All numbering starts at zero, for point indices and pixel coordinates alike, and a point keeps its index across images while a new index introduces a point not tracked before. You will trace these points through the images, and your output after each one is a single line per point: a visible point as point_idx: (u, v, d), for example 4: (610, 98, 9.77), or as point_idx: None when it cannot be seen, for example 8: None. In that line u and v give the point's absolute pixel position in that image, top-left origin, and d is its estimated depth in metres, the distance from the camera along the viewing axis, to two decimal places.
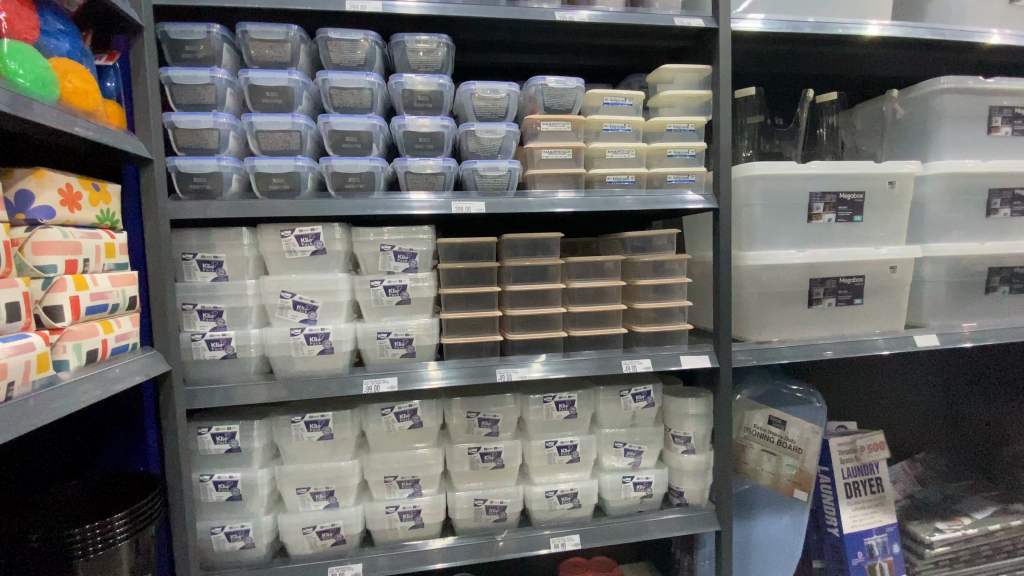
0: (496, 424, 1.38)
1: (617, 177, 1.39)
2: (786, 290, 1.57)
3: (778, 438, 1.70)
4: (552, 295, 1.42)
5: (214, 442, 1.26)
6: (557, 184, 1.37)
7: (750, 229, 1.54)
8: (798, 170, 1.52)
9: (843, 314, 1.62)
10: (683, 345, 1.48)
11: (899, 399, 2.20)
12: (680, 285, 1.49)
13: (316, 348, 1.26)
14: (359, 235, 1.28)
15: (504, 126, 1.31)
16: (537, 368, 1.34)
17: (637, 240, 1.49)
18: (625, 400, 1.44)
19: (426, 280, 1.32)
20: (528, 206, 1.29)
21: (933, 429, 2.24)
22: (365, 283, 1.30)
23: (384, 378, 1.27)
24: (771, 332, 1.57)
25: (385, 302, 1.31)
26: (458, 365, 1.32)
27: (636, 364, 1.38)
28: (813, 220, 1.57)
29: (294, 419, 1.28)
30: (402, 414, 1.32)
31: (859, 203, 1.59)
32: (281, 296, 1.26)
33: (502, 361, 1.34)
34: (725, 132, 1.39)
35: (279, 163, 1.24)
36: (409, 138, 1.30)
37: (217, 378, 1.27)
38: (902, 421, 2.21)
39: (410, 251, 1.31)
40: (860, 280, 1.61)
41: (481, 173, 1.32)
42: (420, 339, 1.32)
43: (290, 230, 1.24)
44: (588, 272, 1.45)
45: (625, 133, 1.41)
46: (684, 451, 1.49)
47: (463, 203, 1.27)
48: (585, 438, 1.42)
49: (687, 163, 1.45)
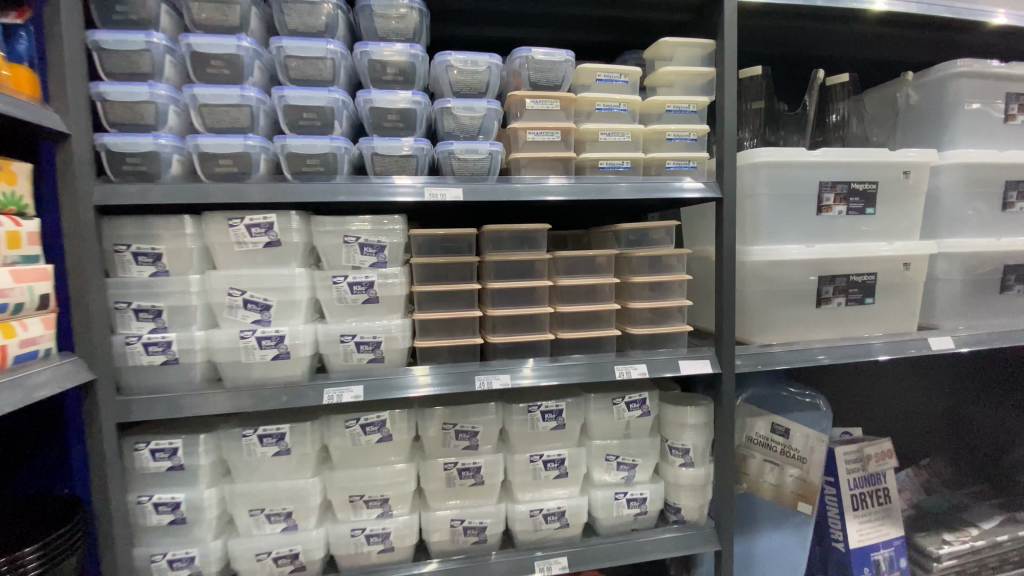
0: (475, 436, 1.23)
1: (611, 162, 1.25)
2: (793, 288, 1.44)
3: (781, 447, 1.60)
4: (538, 294, 1.28)
5: (153, 459, 1.11)
6: (545, 170, 1.23)
7: (756, 221, 1.41)
8: (807, 158, 1.39)
9: (854, 314, 1.49)
10: (681, 348, 1.34)
11: (903, 403, 2.09)
12: (678, 283, 1.35)
13: (270, 353, 1.11)
14: (319, 225, 1.13)
15: (483, 103, 1.16)
16: (524, 377, 1.20)
17: (633, 232, 1.35)
18: (619, 408, 1.31)
19: (398, 276, 1.17)
20: (510, 194, 1.15)
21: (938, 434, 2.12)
22: (327, 279, 1.14)
23: (347, 387, 1.12)
24: (777, 334, 1.44)
25: (349, 301, 1.15)
26: (434, 371, 1.17)
27: (631, 370, 1.26)
28: (823, 212, 1.44)
29: (246, 432, 1.13)
30: (369, 427, 1.16)
31: (871, 195, 1.47)
32: (229, 293, 1.11)
33: (483, 367, 1.20)
34: (729, 114, 1.26)
35: (225, 142, 1.09)
36: (376, 115, 1.14)
37: (157, 387, 1.12)
38: (905, 426, 2.10)
39: (379, 243, 1.15)
40: (873, 278, 1.49)
41: (459, 157, 1.16)
42: (391, 342, 1.17)
43: (240, 218, 1.09)
44: (579, 268, 1.31)
45: (620, 113, 1.27)
46: (681, 464, 1.37)
47: (438, 189, 1.12)
48: (574, 450, 1.29)
49: (689, 147, 1.31)
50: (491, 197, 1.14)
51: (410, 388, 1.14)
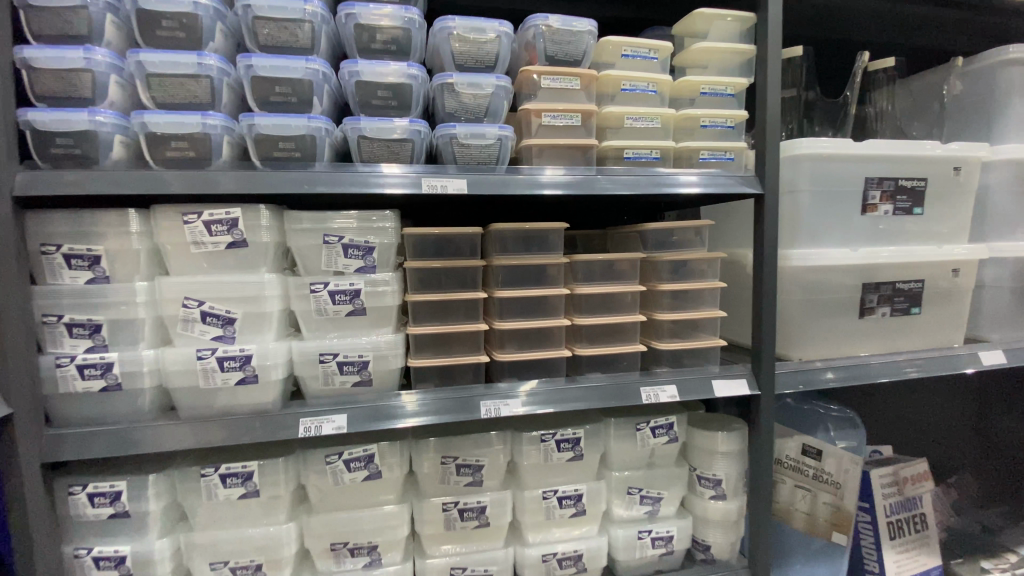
0: (479, 471, 1.05)
1: (639, 151, 1.08)
2: (836, 297, 1.28)
3: (813, 472, 1.45)
4: (553, 304, 1.10)
5: (92, 506, 0.91)
6: (562, 160, 1.05)
7: (795, 222, 1.25)
8: (854, 150, 1.23)
9: (899, 325, 1.34)
10: (714, 365, 1.18)
11: (931, 417, 1.95)
12: (711, 291, 1.18)
13: (233, 377, 0.92)
14: (294, 222, 0.94)
15: (491, 78, 0.98)
16: (537, 404, 1.01)
17: (661, 233, 1.18)
18: (643, 435, 1.14)
19: (389, 283, 0.98)
20: (521, 186, 0.97)
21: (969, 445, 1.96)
22: (304, 287, 0.95)
23: (326, 417, 0.93)
24: (819, 349, 1.28)
25: (330, 313, 0.96)
26: (432, 395, 0.99)
27: (660, 393, 1.08)
28: (868, 212, 1.28)
29: (205, 471, 0.94)
30: (354, 463, 0.98)
31: (920, 193, 1.31)
32: (184, 305, 0.91)
33: (488, 391, 1.01)
34: (773, 96, 1.09)
35: (179, 120, 0.90)
36: (363, 90, 0.95)
37: (97, 418, 0.93)
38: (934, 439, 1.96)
39: (366, 244, 0.96)
40: (920, 286, 1.34)
41: (461, 142, 0.98)
42: (381, 362, 0.98)
43: (197, 213, 0.90)
44: (600, 273, 1.14)
45: (649, 95, 1.09)
46: (712, 497, 1.20)
47: (438, 180, 0.94)
48: (593, 485, 1.11)
49: (725, 136, 1.14)
50: (499, 190, 0.96)
51: (402, 418, 0.95)
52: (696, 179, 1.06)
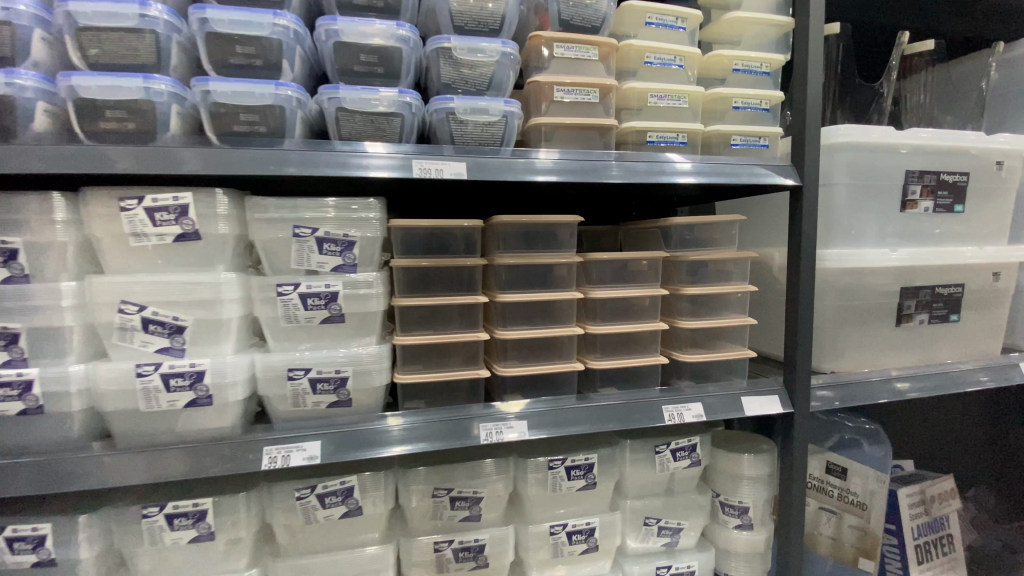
0: (476, 504, 0.90)
1: (665, 134, 0.93)
2: (873, 303, 1.15)
3: (838, 492, 1.33)
4: (563, 309, 0.96)
5: (10, 553, 0.75)
6: (576, 143, 0.90)
7: (830, 219, 1.11)
8: (895, 139, 1.10)
9: (936, 334, 1.22)
10: (741, 379, 1.04)
11: (960, 432, 1.79)
12: (739, 294, 1.05)
13: (182, 398, 0.75)
14: (257, 211, 0.77)
15: (496, 43, 0.83)
16: (545, 428, 0.87)
17: (684, 228, 1.04)
18: (663, 460, 1.00)
19: (373, 285, 0.82)
20: (527, 172, 0.83)
21: (1003, 462, 1.78)
22: (270, 289, 0.79)
23: (295, 444, 0.78)
24: (855, 360, 1.15)
25: (300, 321, 0.80)
26: (423, 417, 0.84)
27: (684, 413, 0.94)
28: (908, 209, 1.16)
29: (147, 511, 0.78)
30: (330, 498, 0.82)
31: (962, 188, 1.19)
32: (120, 310, 0.75)
33: (487, 411, 0.86)
34: (816, 74, 0.95)
35: (115, 84, 0.74)
36: (342, 52, 0.79)
37: (15, 448, 0.76)
38: (961, 457, 1.81)
39: (345, 238, 0.80)
40: (960, 291, 1.22)
41: (460, 118, 0.83)
42: (362, 379, 0.82)
43: (137, 198, 0.73)
44: (616, 274, 1.00)
45: (676, 69, 0.95)
46: (737, 527, 1.06)
47: (431, 163, 0.79)
48: (607, 517, 0.97)
49: (759, 120, 1.01)
50: (500, 175, 0.81)
51: (386, 448, 0.80)
52: (691, 166, 0.90)
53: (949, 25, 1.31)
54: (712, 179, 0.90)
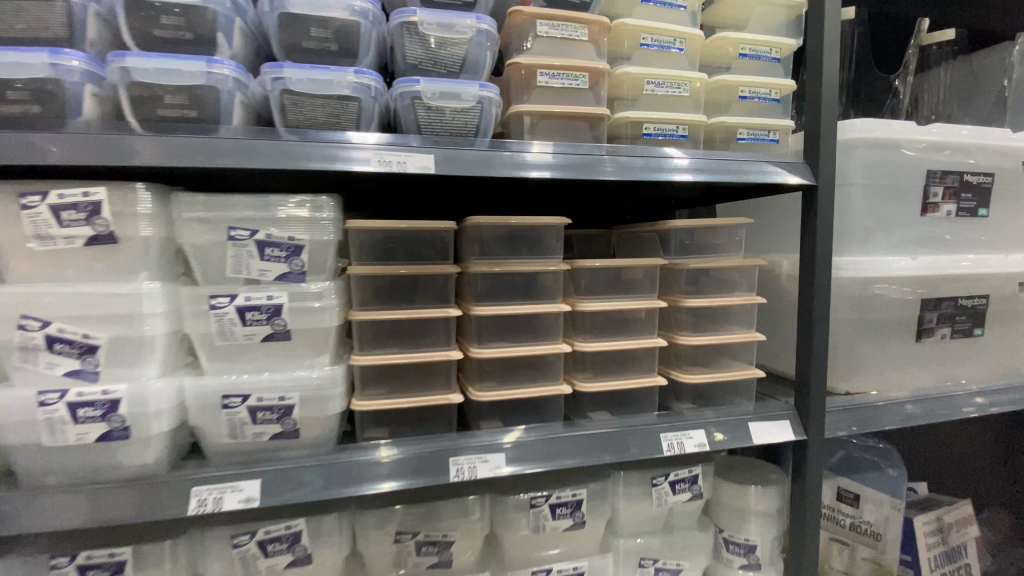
0: (447, 548, 0.78)
1: (663, 126, 0.82)
2: (891, 316, 1.04)
3: (850, 522, 1.22)
4: (548, 324, 0.84)
5: None
6: (562, 134, 0.79)
7: (845, 223, 1.01)
8: (916, 135, 0.99)
9: (958, 350, 1.12)
10: (748, 402, 0.93)
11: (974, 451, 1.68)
12: (745, 307, 0.94)
13: (93, 431, 0.63)
14: (186, 209, 0.66)
15: (471, 18, 0.71)
16: (531, 462, 0.75)
17: (685, 233, 0.93)
18: (661, 494, 0.88)
19: (324, 297, 0.70)
20: (504, 167, 0.72)
21: None
22: (202, 302, 0.67)
23: (230, 483, 0.66)
24: (872, 379, 1.04)
25: (237, 339, 0.68)
26: (415, 449, 0.73)
27: (685, 442, 0.83)
28: (929, 213, 1.05)
29: (54, 564, 0.65)
30: (274, 545, 0.70)
31: (987, 190, 1.09)
32: (20, 327, 0.63)
33: (459, 443, 0.74)
34: (832, 60, 0.85)
35: (15, 59, 0.62)
36: (289, 24, 0.68)
37: None
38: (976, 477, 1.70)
39: (291, 242, 0.68)
40: (985, 303, 1.12)
41: (428, 103, 0.71)
42: (312, 406, 0.71)
43: (40, 194, 0.62)
44: (609, 284, 0.88)
45: (676, 53, 0.84)
46: (743, 567, 0.95)
47: (393, 156, 0.68)
48: (597, 560, 0.85)
49: (768, 111, 0.90)
50: (480, 170, 0.70)
51: (376, 484, 0.69)
52: (690, 162, 0.80)
53: (971, 14, 1.21)
54: (717, 177, 0.80)
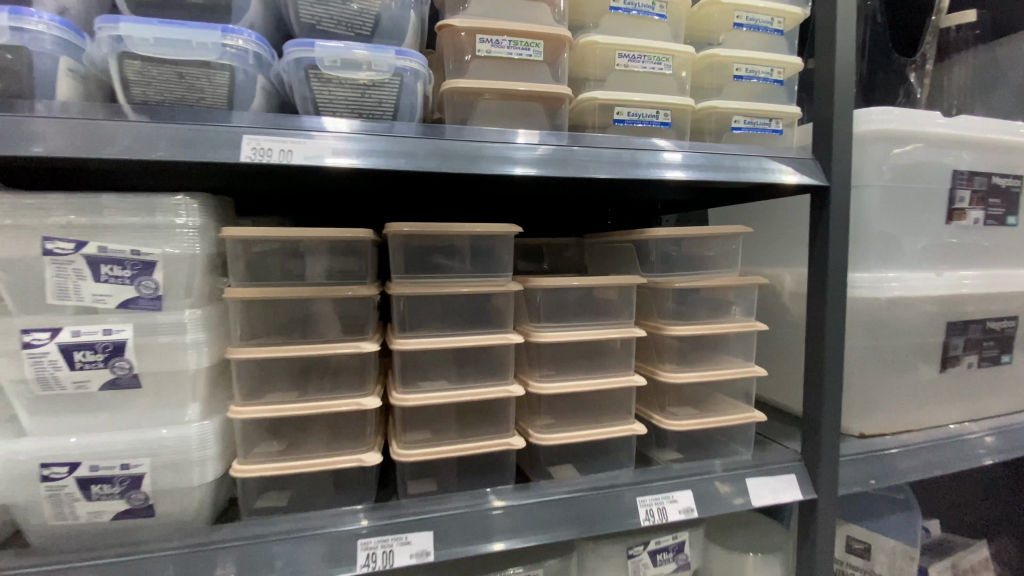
0: None
1: (639, 111, 0.66)
2: (910, 343, 0.88)
3: None
4: (496, 361, 0.67)
5: None
6: (509, 120, 0.63)
7: (857, 234, 0.85)
8: (939, 130, 0.84)
9: (985, 382, 0.96)
10: (746, 450, 0.76)
11: None
12: (742, 334, 0.77)
13: None
14: None
15: None
16: (516, 536, 0.60)
17: (669, 243, 0.76)
18: (639, 568, 0.71)
19: (186, 331, 0.53)
20: (429, 159, 0.54)
21: None
22: (14, 338, 0.50)
23: None
24: (888, 417, 0.88)
25: (64, 388, 0.51)
26: (372, 522, 0.57)
27: (667, 507, 0.66)
28: (954, 221, 0.89)
29: None
30: None
31: (1016, 196, 0.94)
32: None
33: (372, 519, 0.57)
34: (847, 32, 0.69)
35: None
36: None
37: None
38: None
39: (137, 258, 0.51)
40: (1014, 326, 0.96)
41: (329, 75, 0.54)
42: (171, 474, 0.54)
43: None
44: (574, 308, 0.71)
45: (656, 21, 0.68)
46: None
47: (272, 143, 0.50)
48: None
49: (768, 96, 0.74)
50: (453, 165, 0.54)
51: (332, 570, 0.54)
52: (679, 157, 0.63)
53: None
54: (707, 175, 0.63)
